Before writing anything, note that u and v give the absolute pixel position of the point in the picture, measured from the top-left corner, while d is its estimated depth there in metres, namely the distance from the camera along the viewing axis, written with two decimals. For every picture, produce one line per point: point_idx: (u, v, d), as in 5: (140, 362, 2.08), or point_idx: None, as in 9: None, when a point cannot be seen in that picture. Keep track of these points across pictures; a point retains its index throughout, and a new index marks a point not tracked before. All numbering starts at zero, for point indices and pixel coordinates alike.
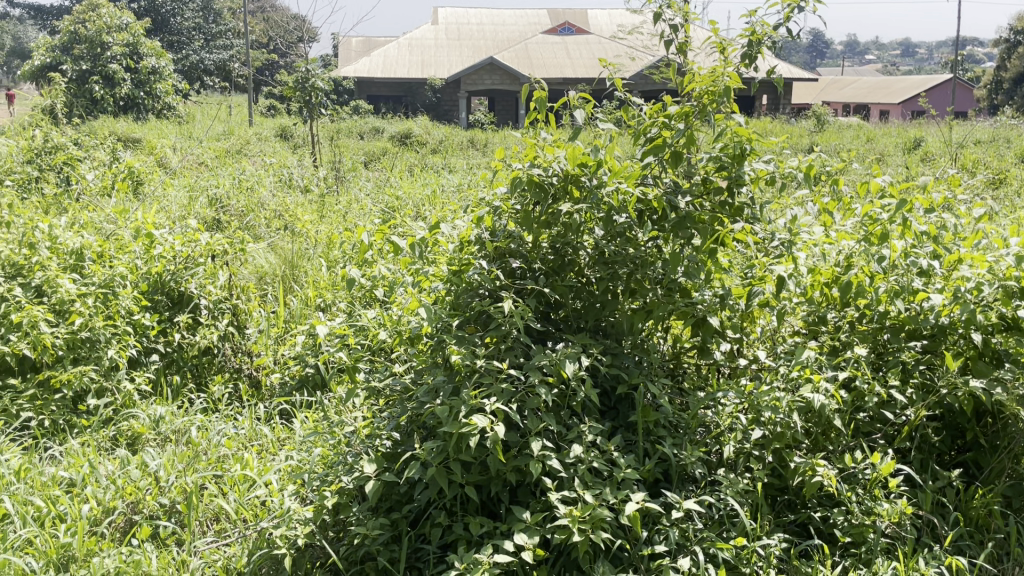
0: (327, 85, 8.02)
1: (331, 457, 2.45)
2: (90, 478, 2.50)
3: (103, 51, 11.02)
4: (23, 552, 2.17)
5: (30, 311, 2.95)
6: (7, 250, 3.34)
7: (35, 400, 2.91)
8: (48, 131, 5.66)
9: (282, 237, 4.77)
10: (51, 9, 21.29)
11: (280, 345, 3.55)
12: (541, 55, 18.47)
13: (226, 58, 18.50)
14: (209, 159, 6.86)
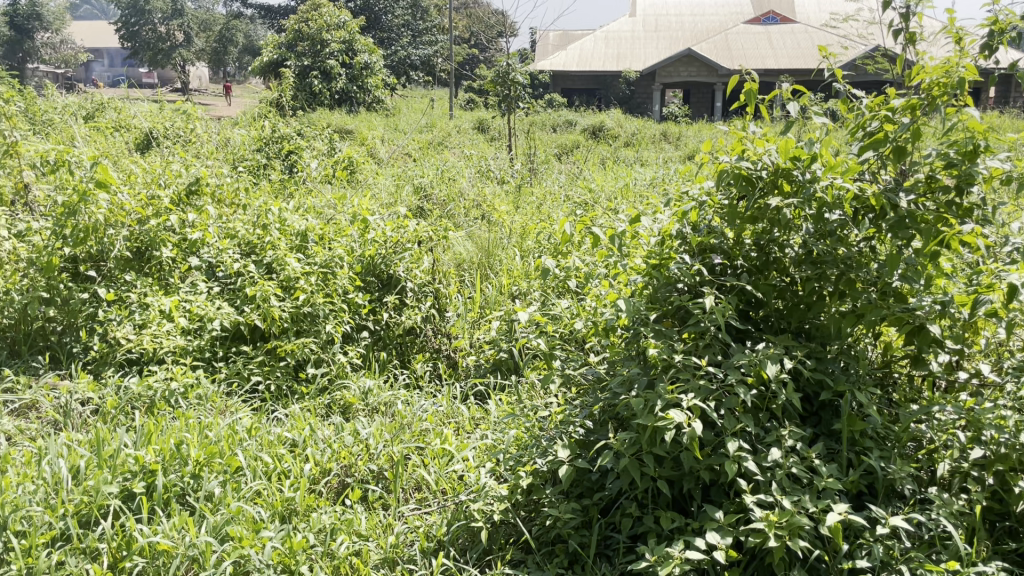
0: (526, 79, 8.19)
1: (526, 439, 2.53)
2: (309, 440, 2.73)
3: (323, 47, 11.86)
4: (254, 502, 2.40)
5: (263, 286, 3.26)
6: (244, 230, 3.71)
7: (263, 366, 3.20)
8: (276, 122, 6.18)
9: (479, 226, 4.95)
10: (278, 10, 23.11)
11: (475, 329, 3.69)
12: (742, 47, 17.86)
13: (429, 54, 19.41)
14: (414, 151, 7.23)
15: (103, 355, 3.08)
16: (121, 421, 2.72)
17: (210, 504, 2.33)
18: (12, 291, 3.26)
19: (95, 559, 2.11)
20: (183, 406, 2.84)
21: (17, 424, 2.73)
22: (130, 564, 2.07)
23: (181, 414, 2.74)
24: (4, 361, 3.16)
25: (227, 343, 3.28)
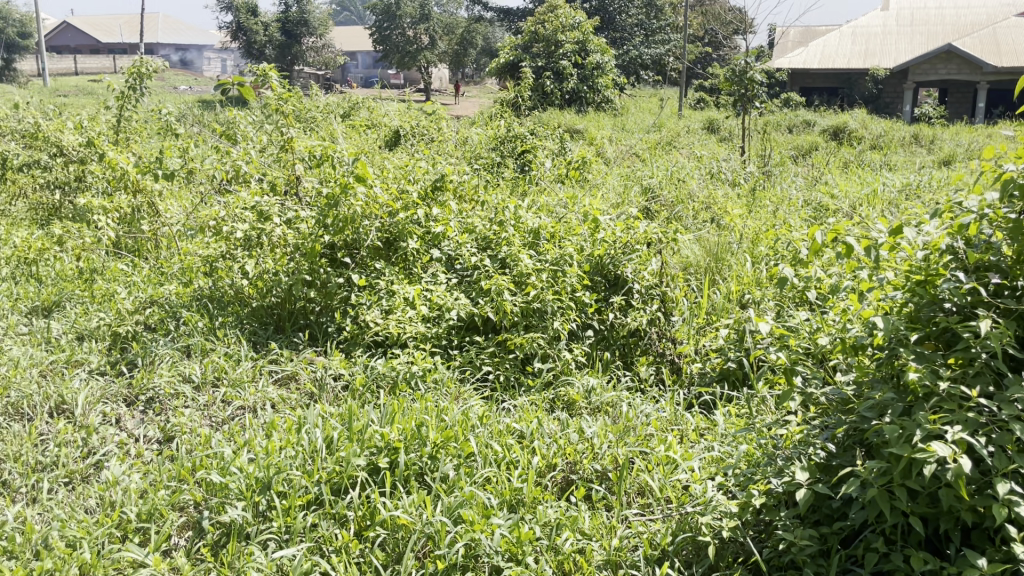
0: (764, 78, 7.85)
1: (758, 456, 2.42)
2: (536, 433, 2.77)
3: (557, 48, 12.17)
4: (484, 488, 2.47)
5: (497, 280, 3.36)
6: (482, 226, 3.85)
7: (494, 356, 3.32)
8: (511, 121, 6.37)
9: (709, 229, 4.81)
10: (518, 12, 23.90)
11: (701, 335, 3.58)
12: (1012, 40, 16.02)
13: (662, 53, 19.23)
14: (642, 151, 7.18)
15: (354, 336, 3.35)
16: (367, 399, 2.93)
17: (445, 486, 2.44)
18: (280, 273, 3.61)
19: (344, 525, 2.30)
20: (422, 389, 3.00)
21: (279, 393, 3.03)
22: (374, 533, 2.23)
23: (420, 398, 2.90)
24: (271, 335, 3.51)
25: (461, 333, 3.43)
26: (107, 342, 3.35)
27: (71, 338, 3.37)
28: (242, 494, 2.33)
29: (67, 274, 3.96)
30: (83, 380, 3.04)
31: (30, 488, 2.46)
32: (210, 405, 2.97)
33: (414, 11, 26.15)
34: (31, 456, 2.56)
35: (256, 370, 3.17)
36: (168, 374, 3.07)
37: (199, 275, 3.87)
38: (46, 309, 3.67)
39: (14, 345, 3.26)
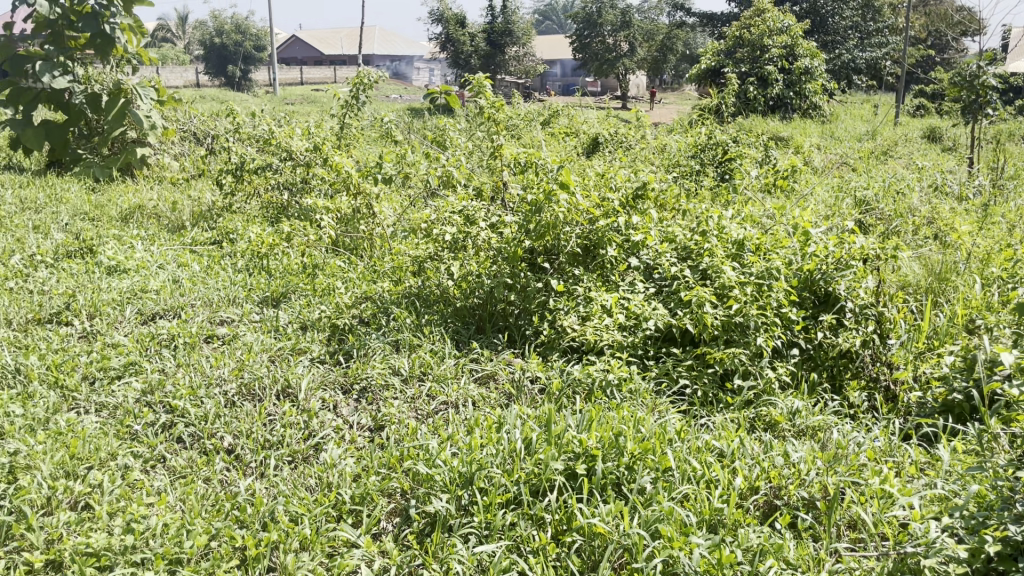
0: (1000, 83, 7.14)
1: (991, 498, 2.19)
2: (737, 453, 2.66)
3: (763, 53, 11.71)
4: (683, 505, 2.40)
5: (698, 291, 3.25)
6: (682, 235, 3.71)
7: (692, 370, 3.24)
8: (713, 128, 6.20)
9: (931, 247, 4.45)
10: (721, 17, 23.26)
11: (921, 362, 3.32)
12: None
13: (878, 56, 18.01)
14: (853, 161, 6.77)
15: (550, 341, 3.39)
16: (564, 403, 2.96)
17: (642, 499, 2.40)
18: (483, 276, 3.75)
19: (541, 527, 2.32)
20: (618, 399, 2.98)
21: (479, 391, 3.12)
22: (570, 539, 2.24)
23: (616, 406, 2.88)
24: (472, 335, 3.64)
25: (658, 343, 3.39)
26: (327, 333, 3.61)
27: (296, 327, 3.65)
28: (446, 486, 2.43)
29: (293, 268, 4.30)
30: (305, 367, 3.29)
31: (259, 464, 2.69)
32: (416, 398, 3.11)
33: (615, 19, 26.13)
34: (261, 434, 2.80)
35: (459, 367, 3.29)
36: (379, 366, 3.26)
37: (408, 274, 4.07)
38: (274, 300, 4.00)
39: (248, 332, 3.58)
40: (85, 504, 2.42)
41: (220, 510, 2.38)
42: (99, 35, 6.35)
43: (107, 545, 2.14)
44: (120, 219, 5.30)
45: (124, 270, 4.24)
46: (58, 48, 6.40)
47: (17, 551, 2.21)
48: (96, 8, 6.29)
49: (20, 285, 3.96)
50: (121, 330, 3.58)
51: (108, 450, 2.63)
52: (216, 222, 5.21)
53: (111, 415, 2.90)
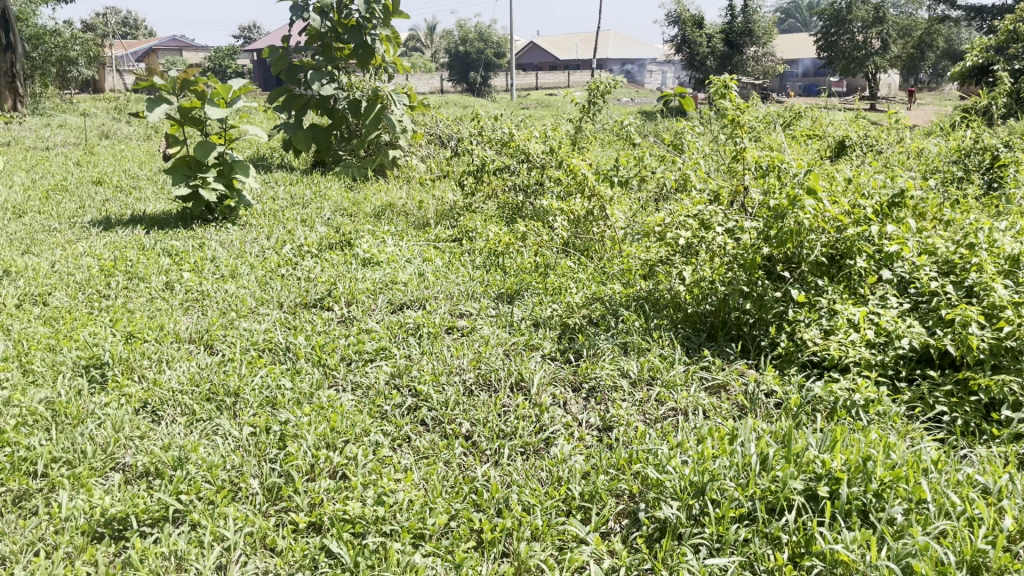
0: None
1: None
2: (1006, 491, 2.38)
3: None
4: (939, 542, 2.18)
5: (963, 309, 2.97)
6: (944, 248, 3.40)
7: (951, 396, 2.96)
8: (981, 131, 5.63)
9: None
10: (992, 10, 20.99)
11: None
12: None
13: None
14: None
15: (789, 353, 3.24)
16: (803, 420, 2.81)
17: (892, 530, 2.22)
18: (716, 281, 3.58)
19: (777, 547, 2.23)
20: (863, 420, 2.77)
21: (711, 400, 3.05)
22: (810, 563, 2.12)
23: (862, 428, 2.68)
24: (703, 342, 3.57)
25: (911, 364, 3.13)
26: (558, 331, 3.69)
27: (529, 323, 3.77)
28: (677, 494, 2.39)
29: (527, 267, 4.43)
30: (538, 362, 3.39)
31: (494, 452, 2.81)
32: (645, 402, 3.09)
33: (867, 14, 24.20)
34: (497, 424, 2.92)
35: (689, 374, 3.23)
36: (609, 367, 3.28)
37: (638, 277, 4.05)
38: (509, 296, 4.15)
39: (485, 325, 3.75)
40: (342, 474, 2.66)
41: (458, 493, 2.52)
42: (361, 46, 6.96)
43: (362, 514, 2.34)
44: (373, 214, 5.76)
45: (377, 262, 4.59)
46: (327, 59, 7.08)
47: (286, 511, 2.47)
48: (360, 21, 6.92)
49: (290, 272, 4.43)
50: (373, 317, 3.89)
51: (362, 426, 2.87)
52: (457, 220, 5.50)
53: (364, 394, 3.16)
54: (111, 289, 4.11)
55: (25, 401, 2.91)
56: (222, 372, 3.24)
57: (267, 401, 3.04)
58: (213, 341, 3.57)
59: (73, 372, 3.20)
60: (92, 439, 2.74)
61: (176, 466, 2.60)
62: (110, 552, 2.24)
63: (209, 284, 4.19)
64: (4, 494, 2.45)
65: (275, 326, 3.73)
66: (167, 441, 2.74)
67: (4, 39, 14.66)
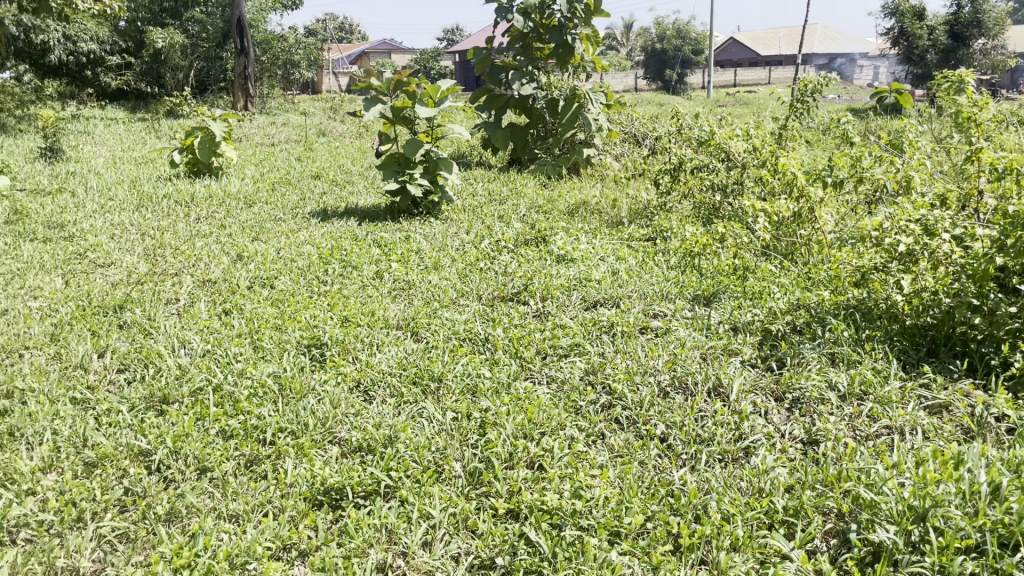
0: None
1: None
2: None
3: None
4: None
5: None
6: None
7: None
8: None
9: None
10: None
11: None
12: None
13: None
14: None
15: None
16: None
17: None
18: (941, 292, 3.26)
19: None
20: None
21: (931, 420, 2.82)
22: None
23: None
24: (922, 358, 3.33)
25: None
26: (759, 337, 3.56)
27: (727, 327, 3.66)
28: (894, 517, 2.23)
29: (724, 270, 4.31)
30: (737, 368, 3.28)
31: (690, 457, 2.75)
32: (855, 417, 2.92)
33: None
34: (694, 428, 2.86)
35: (906, 391, 3.00)
36: (815, 378, 3.13)
37: (848, 284, 3.83)
38: (705, 299, 4.05)
39: (680, 327, 3.69)
40: (539, 466, 2.71)
41: (655, 494, 2.49)
42: (562, 46, 7.09)
43: (560, 506, 2.39)
44: (567, 212, 5.83)
45: (571, 259, 4.64)
46: (527, 59, 7.29)
47: (486, 496, 2.55)
48: (562, 20, 7.03)
49: (488, 266, 4.57)
50: (567, 313, 3.94)
51: (558, 419, 2.91)
52: (651, 219, 5.43)
53: (559, 388, 3.21)
54: (328, 276, 4.43)
55: (257, 374, 3.21)
56: (426, 358, 3.41)
57: (468, 388, 3.17)
58: (418, 328, 3.75)
59: (297, 350, 3.48)
60: (313, 413, 2.97)
61: (387, 444, 2.77)
62: (328, 519, 2.43)
63: (414, 275, 4.41)
64: (239, 458, 2.71)
65: (475, 317, 3.86)
66: (378, 420, 2.91)
67: (239, 45, 16.18)
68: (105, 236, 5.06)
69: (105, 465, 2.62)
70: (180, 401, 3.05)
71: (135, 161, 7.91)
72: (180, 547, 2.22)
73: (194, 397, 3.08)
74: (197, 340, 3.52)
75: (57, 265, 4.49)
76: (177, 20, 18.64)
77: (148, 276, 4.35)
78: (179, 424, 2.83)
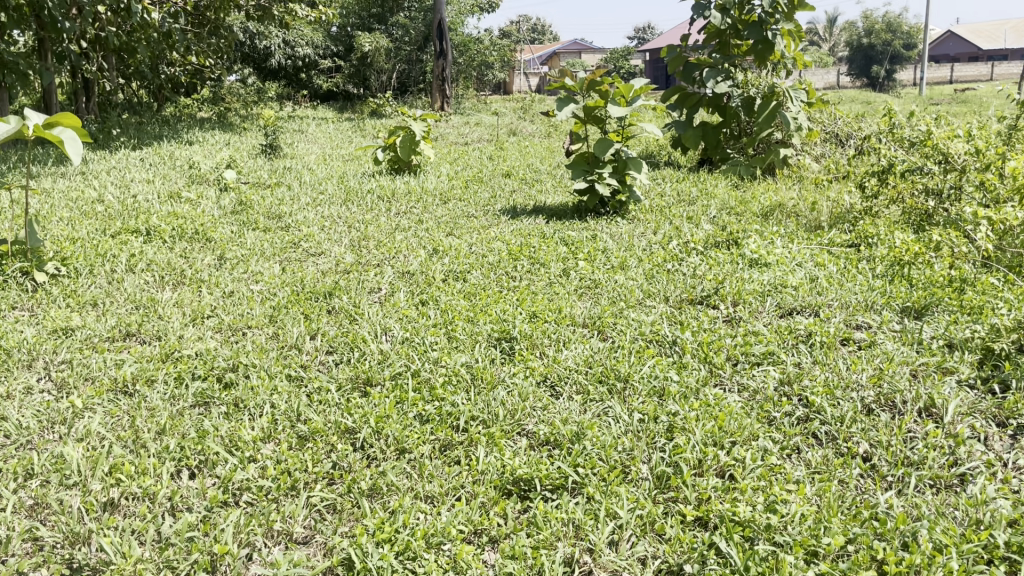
0: None
1: None
2: None
3: None
4: None
5: None
6: None
7: None
8: None
9: None
10: None
11: None
12: None
13: None
14: None
15: None
16: None
17: None
18: None
19: None
20: None
21: None
22: None
23: None
24: None
25: None
26: (978, 355, 3.27)
27: (941, 344, 3.39)
28: None
29: (938, 281, 4.00)
30: (953, 389, 3.03)
31: (897, 479, 2.57)
32: None
33: None
34: (901, 450, 2.68)
35: None
36: None
37: None
38: (915, 312, 3.77)
39: (887, 340, 3.46)
40: (730, 475, 2.63)
41: (856, 516, 2.35)
42: (761, 41, 6.80)
43: (752, 519, 2.31)
44: (761, 214, 5.62)
45: (765, 263, 4.47)
46: (723, 56, 7.10)
47: (674, 501, 2.51)
48: (762, 16, 6.75)
49: (677, 268, 4.50)
50: (760, 319, 3.79)
51: (751, 429, 2.81)
52: (855, 224, 5.12)
53: (751, 397, 3.10)
54: (517, 272, 4.53)
55: (451, 363, 3.35)
56: (613, 357, 3.41)
57: (655, 391, 3.13)
58: (605, 327, 3.76)
59: (488, 343, 3.59)
60: (503, 404, 3.06)
61: (574, 440, 2.80)
62: (517, 509, 2.49)
63: (601, 274, 4.43)
64: (434, 441, 2.84)
65: (663, 319, 3.82)
66: (566, 415, 2.95)
67: (439, 48, 16.89)
68: (316, 227, 5.46)
69: (316, 439, 2.82)
70: (382, 383, 3.24)
71: (343, 158, 8.47)
72: (381, 522, 2.36)
73: (394, 381, 3.26)
74: (397, 328, 3.72)
75: (275, 252, 4.89)
76: (383, 24, 19.74)
77: (354, 266, 4.64)
78: (381, 406, 3.01)
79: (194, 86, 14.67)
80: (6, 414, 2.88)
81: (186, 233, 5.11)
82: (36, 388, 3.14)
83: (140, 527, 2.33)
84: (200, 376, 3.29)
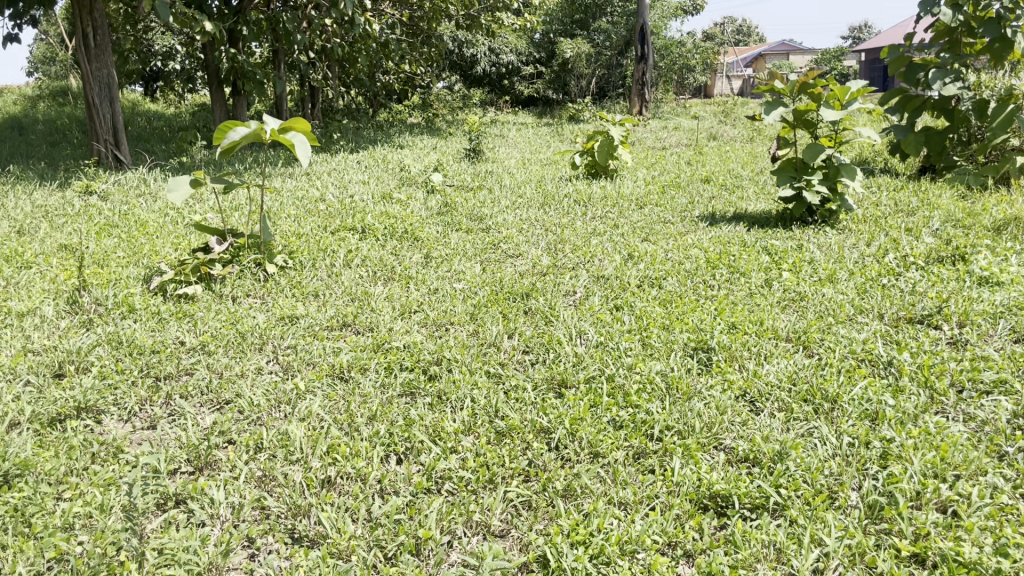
0: None
1: None
2: None
3: None
4: None
5: None
6: None
7: None
8: None
9: None
10: None
11: None
12: None
13: None
14: None
15: None
16: None
17: None
18: None
19: None
20: None
21: None
22: None
23: None
24: None
25: None
26: None
27: None
28: None
29: None
30: None
31: None
32: None
33: None
34: None
35: None
36: None
37: None
38: None
39: None
40: (952, 511, 2.42)
41: None
42: (999, 40, 6.21)
43: (979, 562, 2.12)
44: (992, 228, 5.13)
45: (997, 282, 4.08)
46: (952, 56, 6.55)
47: (887, 533, 2.35)
48: (1001, 11, 6.15)
49: (893, 283, 4.20)
50: (991, 344, 3.45)
51: (978, 463, 2.57)
52: None
53: (979, 429, 2.83)
54: (716, 280, 4.42)
55: (645, 370, 3.32)
56: (820, 375, 3.24)
57: (867, 414, 2.94)
58: (811, 342, 3.58)
59: (684, 352, 3.53)
60: (700, 416, 2.99)
61: (776, 459, 2.69)
62: (714, 524, 2.43)
63: (806, 286, 4.22)
64: (629, 448, 2.83)
65: (876, 337, 3.58)
66: (767, 432, 2.84)
67: (639, 52, 16.78)
68: (515, 229, 5.61)
69: (513, 436, 2.90)
70: (577, 386, 3.28)
71: (542, 162, 8.63)
72: (576, 523, 2.38)
73: (589, 384, 3.28)
74: (593, 332, 3.75)
75: (477, 253, 5.08)
76: (585, 30, 19.88)
77: (551, 268, 4.73)
78: (576, 408, 3.04)
79: (405, 93, 15.54)
80: (242, 391, 3.19)
81: (396, 232, 5.43)
82: (266, 368, 3.45)
83: (354, 505, 2.50)
84: (408, 367, 3.48)
